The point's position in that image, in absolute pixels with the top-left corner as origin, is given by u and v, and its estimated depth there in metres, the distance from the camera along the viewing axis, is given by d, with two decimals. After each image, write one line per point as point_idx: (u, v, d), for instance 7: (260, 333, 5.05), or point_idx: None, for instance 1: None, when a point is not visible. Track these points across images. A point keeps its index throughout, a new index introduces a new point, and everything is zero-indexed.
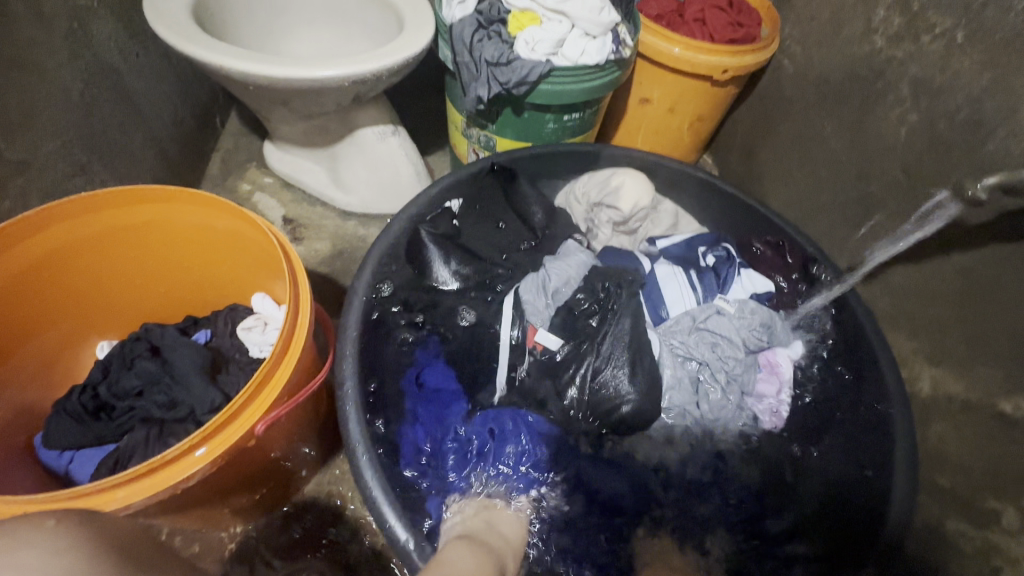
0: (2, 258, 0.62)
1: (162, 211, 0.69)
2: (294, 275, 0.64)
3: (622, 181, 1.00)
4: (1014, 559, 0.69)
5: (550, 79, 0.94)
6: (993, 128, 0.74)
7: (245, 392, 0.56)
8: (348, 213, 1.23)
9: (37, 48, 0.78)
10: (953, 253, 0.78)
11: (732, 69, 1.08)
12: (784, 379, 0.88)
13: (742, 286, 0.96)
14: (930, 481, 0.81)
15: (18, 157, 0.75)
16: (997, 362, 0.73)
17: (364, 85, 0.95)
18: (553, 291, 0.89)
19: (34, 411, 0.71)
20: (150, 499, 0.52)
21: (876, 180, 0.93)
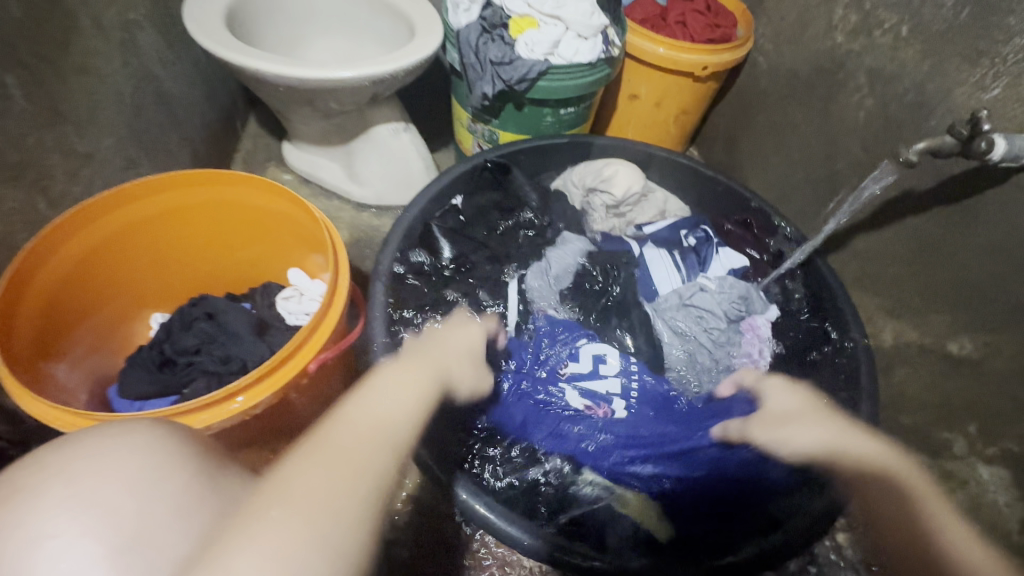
0: (85, 231, 0.72)
1: (216, 193, 0.80)
2: (334, 243, 0.74)
3: (615, 169, 1.09)
4: (967, 479, 0.80)
5: (547, 77, 1.06)
6: (934, 108, 0.85)
7: (300, 335, 0.67)
8: (363, 205, 1.34)
9: (97, 56, 0.88)
10: (905, 218, 0.89)
11: (711, 66, 1.19)
12: (764, 339, 0.98)
13: (720, 262, 1.08)
14: (894, 420, 0.92)
15: (82, 152, 0.85)
16: (947, 311, 0.83)
17: (381, 85, 1.06)
18: (554, 276, 1.01)
19: (102, 372, 0.80)
20: (224, 421, 0.63)
21: (840, 160, 1.04)
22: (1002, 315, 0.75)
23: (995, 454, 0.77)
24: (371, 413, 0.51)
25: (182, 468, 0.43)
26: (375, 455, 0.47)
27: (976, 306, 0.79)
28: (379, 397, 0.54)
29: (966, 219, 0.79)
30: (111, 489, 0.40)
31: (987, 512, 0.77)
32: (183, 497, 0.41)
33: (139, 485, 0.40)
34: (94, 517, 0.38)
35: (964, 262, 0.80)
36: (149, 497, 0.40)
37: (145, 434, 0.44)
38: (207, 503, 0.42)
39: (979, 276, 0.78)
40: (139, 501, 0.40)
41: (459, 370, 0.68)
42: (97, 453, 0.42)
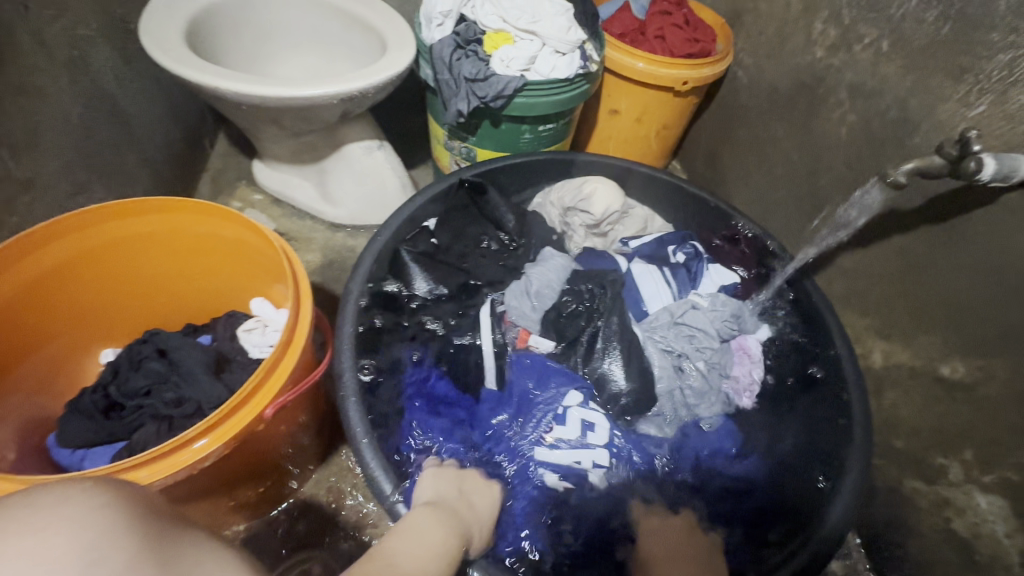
0: (18, 267, 0.66)
1: (167, 221, 0.74)
2: (294, 275, 0.69)
3: (593, 187, 1.06)
4: (965, 507, 0.78)
5: (524, 93, 1.02)
6: (917, 124, 0.83)
7: (256, 378, 0.62)
8: (337, 225, 1.29)
9: (40, 75, 0.83)
10: (893, 236, 0.87)
11: (691, 81, 1.17)
12: (756, 360, 0.94)
13: (710, 279, 1.05)
14: (886, 444, 0.89)
15: (22, 178, 0.79)
16: (936, 332, 0.81)
17: (351, 102, 1.02)
18: (536, 294, 0.94)
19: (44, 417, 0.74)
20: (171, 476, 0.58)
21: (824, 176, 1.02)
22: (995, 337, 0.73)
23: (993, 482, 0.74)
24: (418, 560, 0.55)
25: (125, 547, 0.38)
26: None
27: (967, 328, 0.77)
28: (418, 542, 0.58)
29: (955, 238, 0.77)
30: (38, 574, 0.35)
31: (986, 541, 0.76)
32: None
33: (74, 569, 0.35)
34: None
35: (953, 281, 0.78)
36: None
37: (84, 501, 0.39)
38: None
39: (969, 297, 0.76)
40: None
41: (478, 530, 0.71)
42: (29, 525, 0.37)
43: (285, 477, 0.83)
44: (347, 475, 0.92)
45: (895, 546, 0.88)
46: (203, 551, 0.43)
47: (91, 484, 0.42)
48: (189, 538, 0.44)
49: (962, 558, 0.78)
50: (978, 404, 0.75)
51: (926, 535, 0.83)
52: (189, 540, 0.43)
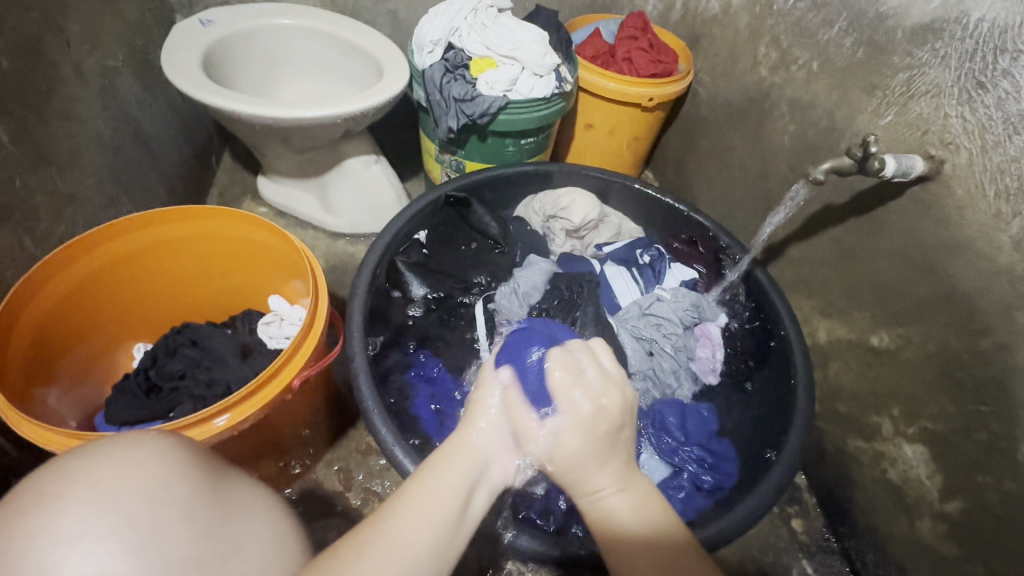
0: (73, 266, 0.76)
1: (198, 226, 0.84)
2: (313, 270, 0.80)
3: (572, 199, 1.19)
4: (895, 458, 0.90)
5: (507, 111, 1.15)
6: (843, 132, 0.97)
7: (284, 354, 0.72)
8: (337, 234, 1.39)
9: (78, 102, 0.93)
10: (828, 227, 1.00)
11: (655, 97, 1.31)
12: (716, 342, 1.08)
13: (673, 276, 1.19)
14: (833, 410, 1.01)
15: (65, 192, 0.89)
16: (866, 309, 0.94)
17: (353, 121, 1.14)
18: (523, 294, 1.07)
19: (88, 402, 0.83)
20: (212, 438, 0.68)
21: (772, 178, 1.16)
22: (911, 308, 0.86)
23: (916, 432, 0.87)
24: (435, 505, 0.53)
25: (188, 481, 0.47)
26: (424, 544, 0.50)
27: (889, 302, 0.90)
28: (446, 479, 0.55)
29: (875, 226, 0.91)
30: (130, 497, 0.44)
31: (912, 485, 0.88)
32: (191, 506, 0.46)
33: (154, 495, 0.45)
34: (120, 519, 0.42)
35: (876, 263, 0.92)
36: (165, 507, 0.45)
37: (153, 445, 0.48)
38: (213, 515, 0.48)
39: (889, 277, 0.90)
40: (153, 509, 0.44)
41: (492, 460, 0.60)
42: (115, 460, 0.45)
43: (298, 456, 0.92)
44: (355, 456, 1.01)
45: (844, 500, 1.00)
46: (241, 487, 0.54)
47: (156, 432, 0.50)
48: (231, 477, 0.54)
49: (897, 502, 0.90)
50: (901, 365, 0.89)
51: (868, 486, 0.95)
52: (232, 478, 0.53)
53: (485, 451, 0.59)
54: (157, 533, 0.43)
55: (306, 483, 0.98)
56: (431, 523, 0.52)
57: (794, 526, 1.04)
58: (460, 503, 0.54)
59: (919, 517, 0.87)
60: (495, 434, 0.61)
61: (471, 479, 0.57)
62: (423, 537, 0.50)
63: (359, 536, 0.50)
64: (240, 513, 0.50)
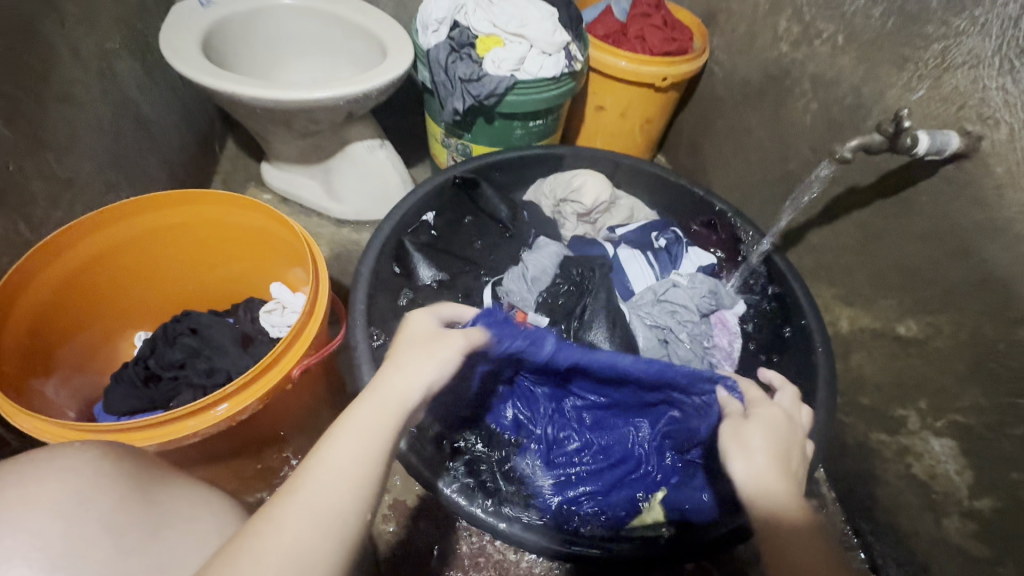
0: (69, 253, 0.74)
1: (196, 212, 0.82)
2: (314, 256, 0.77)
3: (583, 180, 1.15)
4: (922, 452, 0.86)
5: (514, 92, 1.11)
6: (870, 109, 0.91)
7: (284, 342, 0.70)
8: (342, 221, 1.37)
9: (76, 84, 0.91)
10: (853, 211, 0.95)
11: (670, 77, 1.26)
12: (734, 331, 1.03)
13: (690, 261, 1.12)
14: (855, 402, 0.97)
15: (63, 177, 0.87)
16: (892, 296, 0.89)
17: (356, 103, 1.10)
18: (532, 278, 1.02)
19: (89, 391, 0.82)
20: (210, 428, 0.66)
21: (792, 160, 1.11)
22: (941, 295, 0.82)
23: (945, 426, 0.82)
24: (349, 461, 0.43)
25: (108, 493, 0.45)
26: (337, 502, 0.41)
27: (918, 290, 0.85)
28: (364, 428, 0.45)
29: (904, 209, 0.86)
30: (39, 516, 0.42)
31: (940, 480, 0.83)
32: (111, 518, 0.44)
33: (68, 511, 0.43)
34: (31, 538, 0.41)
35: (904, 248, 0.87)
36: (80, 520, 0.43)
37: (72, 459, 0.46)
38: (139, 524, 0.46)
39: (918, 263, 0.85)
40: (68, 524, 0.42)
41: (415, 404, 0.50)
42: (29, 476, 0.44)
43: (302, 446, 0.90)
44: None
45: (866, 496, 0.95)
46: (177, 494, 0.51)
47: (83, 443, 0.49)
48: (166, 484, 0.52)
49: (923, 499, 0.86)
50: (929, 356, 0.84)
51: (891, 482, 0.91)
52: (167, 485, 0.52)
53: (406, 394, 0.48)
54: (74, 547, 0.42)
55: None
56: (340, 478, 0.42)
57: None
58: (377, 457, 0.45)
59: (947, 514, 0.83)
60: (423, 382, 0.50)
61: (389, 431, 0.46)
62: (338, 493, 0.42)
63: (272, 508, 0.41)
64: (172, 519, 0.48)
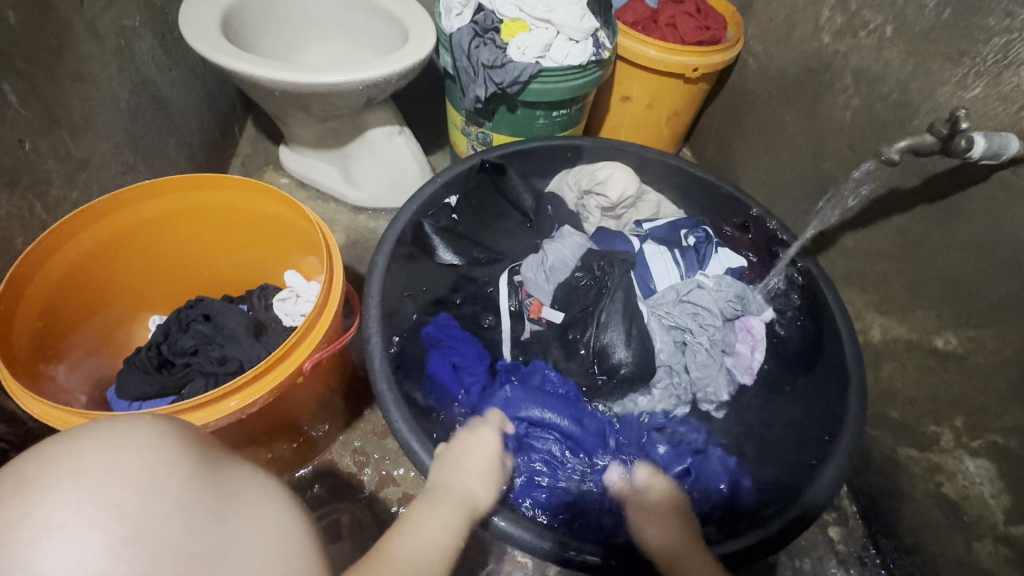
0: (83, 235, 0.73)
1: (210, 196, 0.80)
2: (328, 247, 0.75)
3: (609, 172, 1.11)
4: (954, 471, 0.82)
5: (539, 79, 1.07)
6: (918, 107, 0.86)
7: (295, 336, 0.68)
8: (359, 208, 1.35)
9: (93, 62, 0.90)
10: (892, 215, 0.90)
11: (701, 67, 1.20)
12: (759, 339, 0.99)
13: (718, 261, 1.07)
14: (883, 415, 0.93)
15: (79, 157, 0.87)
16: (931, 306, 0.84)
17: (375, 88, 1.07)
18: (550, 267, 0.99)
19: (102, 374, 0.82)
20: (220, 420, 0.65)
21: (828, 159, 1.05)
22: (986, 309, 0.77)
23: (982, 446, 0.78)
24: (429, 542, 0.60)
25: (178, 469, 0.40)
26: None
27: (959, 301, 0.80)
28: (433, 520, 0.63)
29: (950, 217, 0.81)
30: (111, 485, 0.37)
31: (973, 502, 0.80)
32: (184, 497, 0.39)
33: (143, 483, 0.38)
34: (104, 510, 0.36)
35: (948, 256, 0.82)
36: (154, 497, 0.38)
37: (144, 430, 0.41)
38: (209, 506, 0.41)
39: (962, 273, 0.80)
40: (143, 498, 0.37)
41: (477, 486, 0.73)
42: (103, 443, 0.39)
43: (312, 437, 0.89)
44: (371, 439, 0.98)
45: (889, 511, 0.92)
46: (243, 476, 0.46)
47: (152, 418, 0.44)
48: (230, 464, 0.47)
49: (952, 519, 0.83)
50: (967, 372, 0.79)
51: (918, 499, 0.87)
52: (232, 468, 0.46)
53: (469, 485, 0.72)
54: (146, 530, 0.36)
55: (322, 464, 0.96)
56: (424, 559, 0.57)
57: (831, 534, 0.97)
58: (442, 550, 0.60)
59: (979, 537, 0.79)
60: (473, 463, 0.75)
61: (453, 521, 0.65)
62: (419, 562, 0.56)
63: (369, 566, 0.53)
64: (238, 500, 0.43)
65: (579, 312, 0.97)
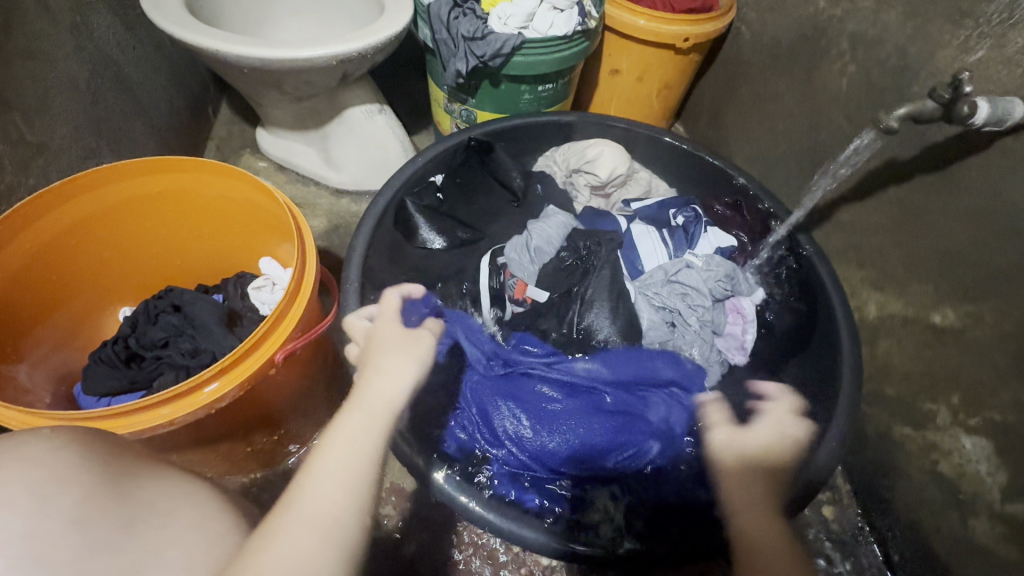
0: (39, 224, 0.69)
1: (174, 180, 0.76)
2: (299, 232, 0.71)
3: (599, 150, 1.07)
4: (950, 449, 0.80)
5: (522, 51, 1.02)
6: (916, 72, 0.82)
7: (265, 325, 0.65)
8: (340, 191, 1.30)
9: (46, 40, 0.84)
10: (890, 187, 0.87)
11: (692, 37, 1.15)
12: (749, 320, 0.95)
13: (708, 242, 1.04)
14: (878, 392, 0.91)
15: (34, 142, 0.82)
16: (929, 280, 0.82)
17: (350, 64, 1.02)
18: (536, 248, 0.96)
19: (69, 369, 0.78)
20: (189, 415, 0.62)
21: (823, 130, 1.02)
22: (987, 282, 0.74)
23: (978, 423, 0.76)
24: (338, 466, 0.46)
25: (77, 484, 0.39)
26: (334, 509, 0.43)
27: (958, 275, 0.78)
28: (350, 436, 0.49)
29: (951, 188, 0.77)
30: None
31: (969, 479, 0.78)
32: (83, 512, 0.38)
33: (30, 509, 0.36)
34: None
35: (946, 229, 0.79)
36: (45, 517, 0.37)
37: (36, 448, 0.40)
38: (116, 521, 0.39)
39: (961, 246, 0.77)
40: (27, 523, 0.36)
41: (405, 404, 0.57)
42: None
43: (294, 431, 0.87)
44: None
45: (884, 489, 0.91)
46: (164, 485, 0.44)
47: (51, 431, 0.43)
48: (151, 471, 0.45)
49: (946, 496, 0.82)
50: (965, 347, 0.77)
51: (914, 477, 0.86)
52: (152, 475, 0.45)
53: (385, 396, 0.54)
54: (38, 553, 0.35)
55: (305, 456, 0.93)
56: (337, 477, 0.45)
57: (825, 513, 0.96)
58: (365, 460, 0.48)
59: (973, 514, 0.78)
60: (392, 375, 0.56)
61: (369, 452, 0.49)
62: (333, 497, 0.44)
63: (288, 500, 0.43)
64: (149, 510, 0.41)
65: (564, 295, 0.93)
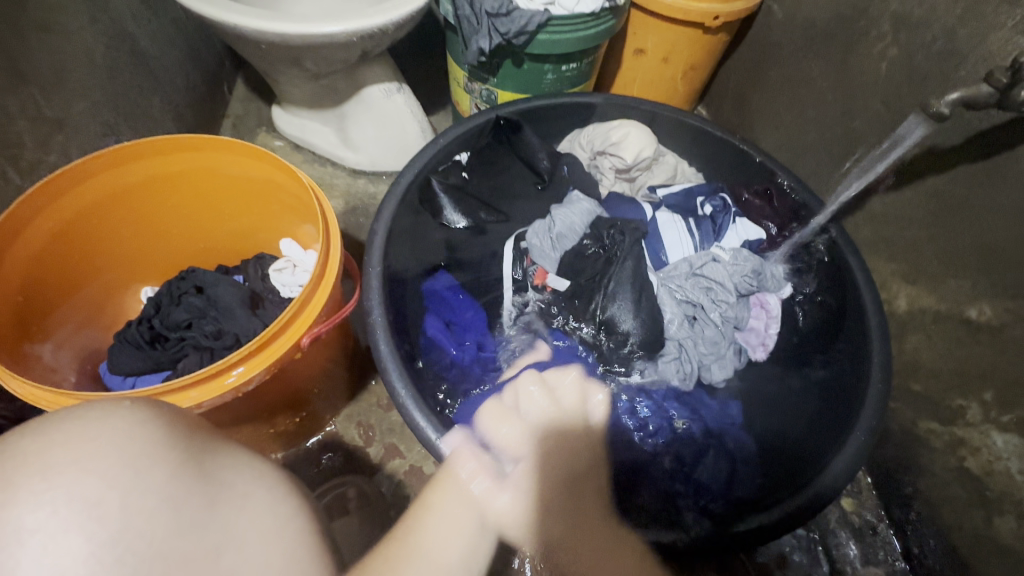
0: (61, 202, 0.68)
1: (195, 158, 0.75)
2: (324, 213, 0.70)
3: (624, 132, 1.04)
4: (979, 447, 0.79)
5: (547, 29, 0.98)
6: (965, 56, 0.78)
7: (290, 310, 0.64)
8: (357, 171, 1.28)
9: (63, 14, 0.83)
10: (930, 175, 0.84)
11: (723, 16, 1.10)
12: (773, 316, 0.94)
13: (735, 233, 1.01)
14: (904, 388, 0.90)
15: (53, 118, 0.81)
16: (966, 275, 0.79)
17: (370, 40, 0.99)
18: (557, 235, 0.94)
19: (93, 349, 0.79)
20: (215, 399, 0.61)
21: (858, 116, 0.98)
22: None
23: (1011, 422, 0.75)
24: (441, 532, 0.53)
25: (166, 459, 0.38)
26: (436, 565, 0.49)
27: (998, 270, 0.76)
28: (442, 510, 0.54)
29: (996, 178, 0.74)
30: (93, 482, 0.34)
31: (999, 478, 0.77)
32: (172, 489, 0.37)
33: (124, 480, 0.35)
34: (78, 509, 0.33)
35: (986, 221, 0.76)
36: (137, 493, 0.35)
37: (124, 419, 0.38)
38: (204, 499, 0.38)
39: (1004, 240, 0.75)
40: (124, 496, 0.35)
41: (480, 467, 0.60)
42: (71, 437, 0.36)
43: (316, 412, 0.87)
44: (377, 412, 0.96)
45: (904, 484, 0.90)
46: (240, 464, 0.43)
47: (132, 403, 0.40)
48: (227, 449, 0.44)
49: (972, 494, 0.81)
50: (1002, 345, 0.75)
51: (937, 473, 0.85)
52: (225, 452, 0.43)
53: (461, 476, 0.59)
54: (129, 534, 0.34)
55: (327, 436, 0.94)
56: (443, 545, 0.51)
57: (844, 506, 0.95)
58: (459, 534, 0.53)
59: (1000, 512, 0.77)
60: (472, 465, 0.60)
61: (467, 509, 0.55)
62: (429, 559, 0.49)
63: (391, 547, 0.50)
64: (231, 492, 0.40)
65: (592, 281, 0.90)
